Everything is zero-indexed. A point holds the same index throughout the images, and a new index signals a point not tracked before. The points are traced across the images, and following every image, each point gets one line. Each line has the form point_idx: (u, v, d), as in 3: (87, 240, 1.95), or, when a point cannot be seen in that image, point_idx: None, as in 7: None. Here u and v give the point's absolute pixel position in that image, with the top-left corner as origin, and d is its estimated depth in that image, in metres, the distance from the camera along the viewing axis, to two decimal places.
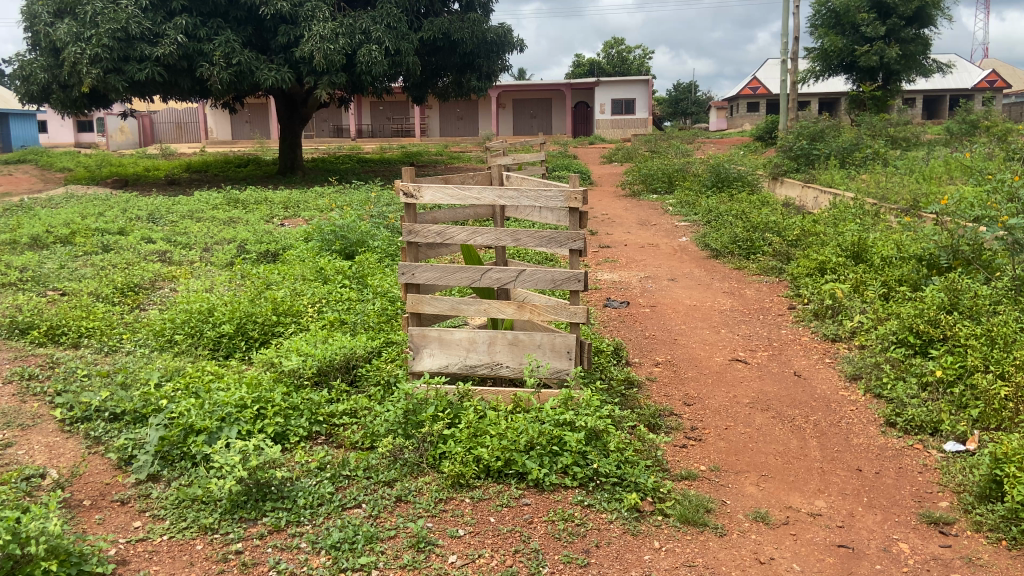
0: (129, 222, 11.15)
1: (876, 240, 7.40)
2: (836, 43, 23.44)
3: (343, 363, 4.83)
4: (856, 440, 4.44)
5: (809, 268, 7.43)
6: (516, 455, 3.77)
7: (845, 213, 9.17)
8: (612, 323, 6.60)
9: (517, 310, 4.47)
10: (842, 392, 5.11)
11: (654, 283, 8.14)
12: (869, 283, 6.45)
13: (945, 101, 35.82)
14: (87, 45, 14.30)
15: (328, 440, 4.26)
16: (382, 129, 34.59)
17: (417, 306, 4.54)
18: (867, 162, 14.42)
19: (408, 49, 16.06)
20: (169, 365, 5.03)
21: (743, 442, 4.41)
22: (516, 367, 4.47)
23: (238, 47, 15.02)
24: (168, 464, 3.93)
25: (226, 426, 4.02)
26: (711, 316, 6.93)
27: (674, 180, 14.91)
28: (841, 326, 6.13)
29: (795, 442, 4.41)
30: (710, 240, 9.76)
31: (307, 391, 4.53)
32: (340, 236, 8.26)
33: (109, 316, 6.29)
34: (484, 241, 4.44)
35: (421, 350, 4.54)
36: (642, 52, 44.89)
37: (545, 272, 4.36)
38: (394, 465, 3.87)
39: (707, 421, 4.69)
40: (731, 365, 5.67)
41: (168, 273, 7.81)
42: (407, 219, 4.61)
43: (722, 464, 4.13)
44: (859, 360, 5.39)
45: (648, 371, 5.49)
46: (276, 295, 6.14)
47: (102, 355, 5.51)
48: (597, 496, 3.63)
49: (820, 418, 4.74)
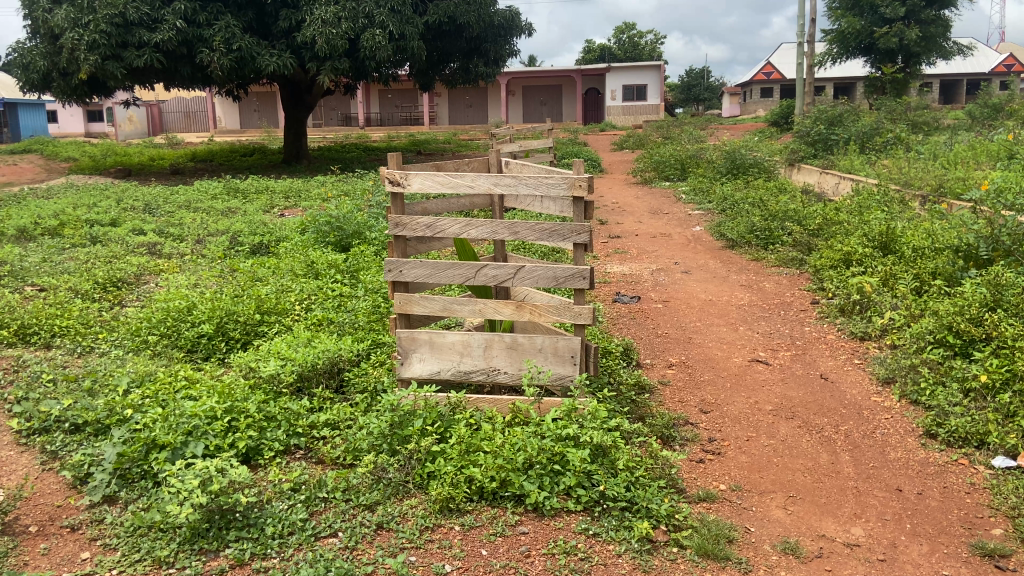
0: (123, 213, 10.78)
1: (904, 229, 6.92)
2: (854, 25, 22.74)
3: (327, 368, 4.43)
4: (892, 454, 3.99)
5: (833, 260, 6.96)
6: (513, 476, 3.36)
7: (869, 200, 8.67)
8: (621, 320, 6.15)
9: (515, 311, 4.03)
10: (875, 398, 4.67)
11: (666, 275, 7.70)
12: (900, 277, 5.98)
13: (962, 85, 35.04)
14: (84, 31, 13.95)
15: (306, 454, 3.85)
16: (391, 117, 34.09)
17: (406, 306, 4.11)
18: (888, 147, 13.89)
19: (412, 34, 15.59)
20: (140, 368, 4.65)
21: (767, 456, 3.97)
22: (515, 374, 4.05)
23: (238, 32, 14.59)
24: (127, 483, 3.54)
25: (191, 441, 3.62)
26: (728, 312, 6.47)
27: (687, 167, 14.42)
28: (870, 323, 5.68)
29: (824, 457, 3.97)
30: (725, 229, 9.31)
31: (285, 400, 4.12)
32: (336, 227, 7.86)
33: (85, 314, 5.89)
34: (479, 235, 4.02)
35: (410, 355, 4.10)
36: (654, 36, 44.10)
37: (546, 270, 3.93)
38: (377, 486, 3.45)
39: (727, 432, 4.26)
40: (751, 367, 5.23)
41: (156, 266, 7.44)
42: (394, 210, 4.16)
43: (745, 483, 3.70)
44: (892, 362, 4.95)
45: (660, 374, 5.06)
46: (260, 292, 5.75)
47: (73, 358, 5.13)
48: (604, 523, 3.20)
49: (852, 428, 4.30)
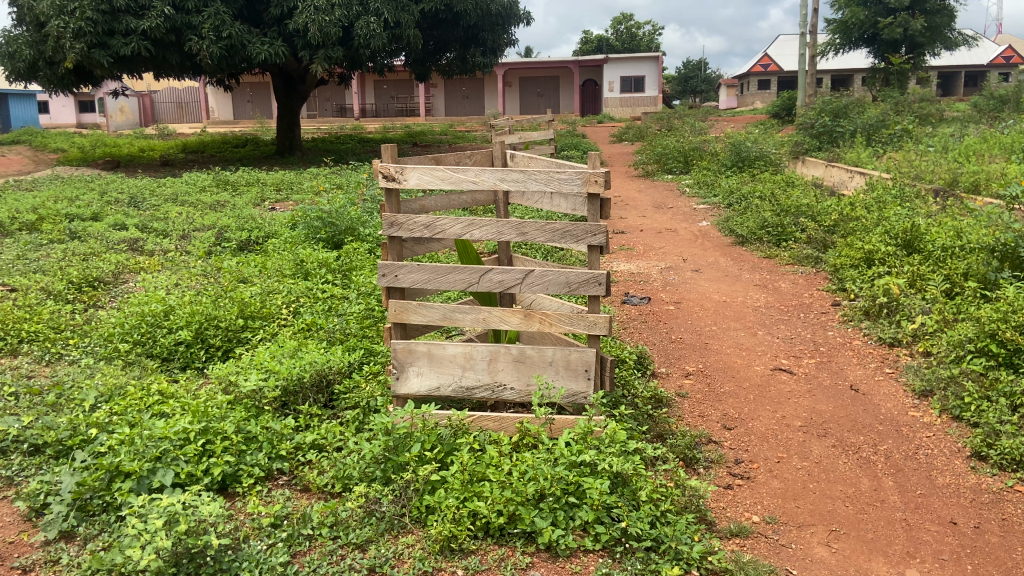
0: (106, 207, 10.32)
1: (929, 226, 6.53)
2: (857, 15, 22.31)
3: (315, 381, 4.03)
4: (940, 481, 3.64)
5: (854, 259, 6.56)
6: (522, 510, 2.97)
7: (886, 194, 8.27)
8: (632, 324, 5.76)
9: (523, 320, 3.63)
10: (912, 413, 4.30)
11: (675, 274, 7.30)
12: (929, 279, 5.61)
13: (960, 77, 34.65)
14: (70, 19, 13.44)
15: (290, 481, 3.46)
16: (386, 108, 33.61)
17: (402, 315, 3.70)
18: (895, 140, 13.51)
19: (408, 22, 15.14)
20: (109, 380, 4.25)
21: (802, 482, 3.60)
22: (522, 389, 3.66)
23: (228, 19, 14.11)
24: (87, 518, 3.13)
25: (160, 469, 3.23)
26: (744, 314, 6.07)
27: (690, 160, 14.01)
28: (900, 328, 5.29)
29: (866, 483, 3.60)
30: (735, 225, 8.91)
31: (267, 418, 3.73)
32: (328, 223, 7.43)
33: (55, 318, 5.46)
34: (483, 235, 3.63)
35: (406, 369, 3.69)
36: (652, 27, 43.61)
37: (558, 274, 3.54)
38: (369, 521, 3.06)
39: (755, 452, 3.88)
40: (775, 377, 4.83)
41: (136, 264, 7.02)
42: (388, 208, 3.74)
43: (781, 515, 3.32)
44: (929, 372, 4.59)
45: (676, 385, 4.67)
46: (244, 295, 5.34)
47: (39, 367, 4.72)
48: (627, 567, 2.81)
49: (892, 447, 3.93)
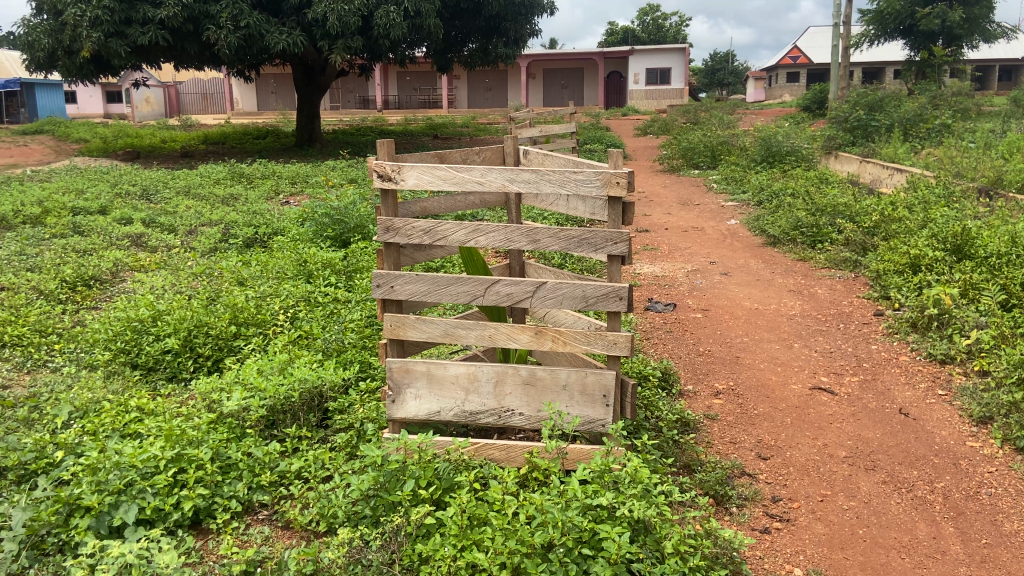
0: (115, 200, 10.07)
1: (982, 230, 6.02)
2: (894, 5, 21.51)
3: (306, 400, 3.68)
4: (1008, 526, 3.18)
5: (898, 264, 6.06)
6: (528, 562, 2.55)
7: (930, 194, 7.74)
8: (655, 334, 5.33)
9: (534, 338, 3.21)
10: (970, 443, 3.84)
11: (703, 278, 6.85)
12: (983, 288, 5.13)
13: (995, 71, 33.49)
14: (87, 7, 13.20)
15: (272, 516, 3.09)
16: (409, 100, 33.30)
17: (399, 331, 3.31)
18: (934, 135, 12.91)
19: (428, 11, 14.70)
20: (85, 393, 3.89)
21: (849, 526, 3.16)
22: (532, 416, 3.25)
23: (246, 9, 13.76)
24: (40, 557, 2.74)
25: (123, 504, 2.87)
26: (778, 325, 5.60)
27: (718, 154, 13.49)
28: (952, 343, 4.81)
29: (924, 530, 3.15)
30: (766, 224, 8.42)
31: (251, 443, 3.37)
32: (336, 220, 7.07)
33: (44, 320, 5.14)
34: (490, 243, 3.22)
35: (403, 391, 3.31)
36: (679, 18, 42.81)
37: (574, 287, 3.12)
38: (354, 569, 2.67)
39: (794, 487, 3.45)
40: (814, 397, 4.38)
41: (136, 262, 6.71)
42: (385, 211, 3.34)
43: (828, 568, 2.90)
44: (987, 396, 4.12)
45: (705, 406, 4.24)
46: (238, 299, 5.00)
47: (19, 375, 4.38)
48: None
49: (950, 485, 3.48)
